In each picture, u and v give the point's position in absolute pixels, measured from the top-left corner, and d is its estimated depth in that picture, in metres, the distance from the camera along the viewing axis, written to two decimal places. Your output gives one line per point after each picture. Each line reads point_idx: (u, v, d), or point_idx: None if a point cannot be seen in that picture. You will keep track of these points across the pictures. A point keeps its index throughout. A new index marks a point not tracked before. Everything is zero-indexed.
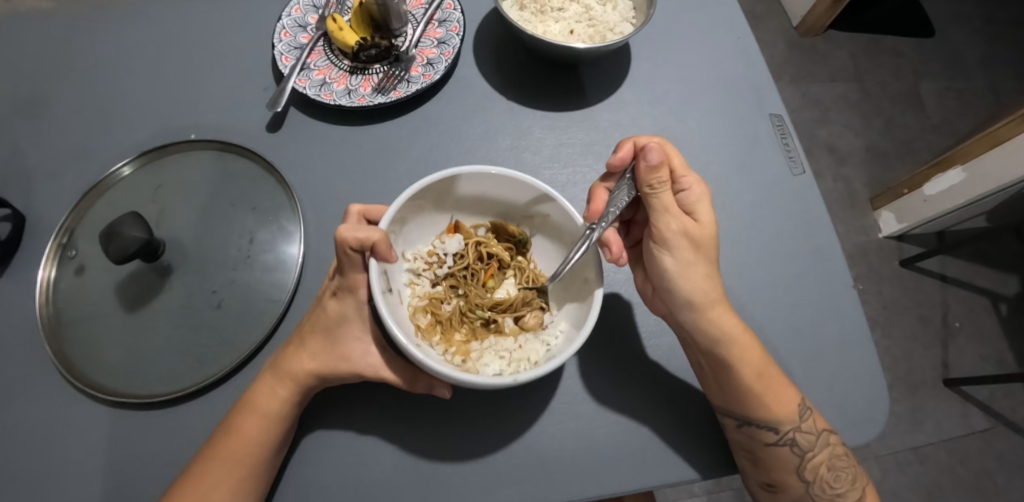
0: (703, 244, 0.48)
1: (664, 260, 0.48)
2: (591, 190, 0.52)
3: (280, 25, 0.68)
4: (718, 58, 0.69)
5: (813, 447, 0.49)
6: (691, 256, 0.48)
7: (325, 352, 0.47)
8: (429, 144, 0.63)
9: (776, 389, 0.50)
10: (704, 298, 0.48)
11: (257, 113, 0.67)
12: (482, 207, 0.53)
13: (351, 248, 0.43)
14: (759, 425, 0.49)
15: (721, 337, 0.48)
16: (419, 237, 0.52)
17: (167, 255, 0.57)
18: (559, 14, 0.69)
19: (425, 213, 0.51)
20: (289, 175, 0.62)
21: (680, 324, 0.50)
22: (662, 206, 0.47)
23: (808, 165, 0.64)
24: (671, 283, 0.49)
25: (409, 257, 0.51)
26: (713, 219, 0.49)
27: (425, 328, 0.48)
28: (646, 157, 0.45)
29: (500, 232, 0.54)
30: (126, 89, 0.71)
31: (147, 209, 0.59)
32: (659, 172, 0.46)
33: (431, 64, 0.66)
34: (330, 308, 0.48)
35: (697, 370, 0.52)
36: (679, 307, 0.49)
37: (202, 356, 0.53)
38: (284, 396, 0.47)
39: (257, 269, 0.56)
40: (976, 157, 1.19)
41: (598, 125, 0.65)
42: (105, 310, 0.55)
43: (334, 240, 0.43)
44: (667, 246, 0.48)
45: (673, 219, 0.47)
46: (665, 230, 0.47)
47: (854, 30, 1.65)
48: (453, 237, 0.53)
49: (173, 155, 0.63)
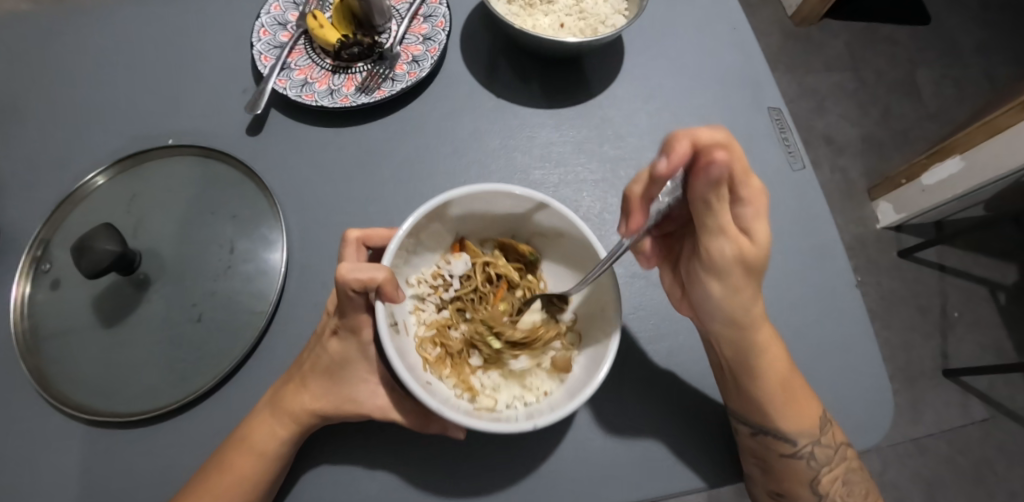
0: (754, 266, 0.43)
1: (711, 285, 0.45)
2: (624, 198, 0.41)
3: (259, 23, 0.65)
4: (713, 51, 0.67)
5: (830, 460, 0.48)
6: (740, 280, 0.43)
7: (329, 394, 0.46)
8: (416, 145, 0.61)
9: (799, 403, 0.48)
10: (748, 317, 0.45)
11: (237, 116, 0.64)
12: (489, 223, 0.50)
13: (353, 289, 0.40)
14: (776, 436, 0.47)
15: (754, 350, 0.46)
16: (423, 258, 0.50)
17: (144, 267, 0.55)
18: (548, 7, 0.67)
19: (429, 237, 0.48)
20: (271, 180, 0.60)
21: (714, 337, 0.48)
22: (717, 231, 0.41)
23: (808, 159, 0.62)
24: (714, 305, 0.46)
25: (413, 283, 0.48)
26: (769, 237, 0.41)
27: (434, 361, 0.46)
28: (710, 176, 0.36)
29: (506, 249, 0.52)
30: (101, 93, 0.68)
31: (123, 219, 0.57)
32: (719, 193, 0.37)
33: (416, 61, 0.63)
34: (331, 348, 0.45)
35: (716, 372, 0.51)
36: (716, 322, 0.47)
37: (182, 371, 0.51)
38: (283, 436, 0.45)
39: (240, 280, 0.54)
40: (974, 146, 1.17)
41: (591, 122, 0.63)
42: (78, 323, 0.53)
43: (334, 279, 0.40)
44: (715, 271, 0.43)
45: (728, 244, 0.41)
46: (716, 257, 0.42)
47: (849, 18, 1.63)
48: (460, 258, 0.50)
49: (151, 162, 0.60)
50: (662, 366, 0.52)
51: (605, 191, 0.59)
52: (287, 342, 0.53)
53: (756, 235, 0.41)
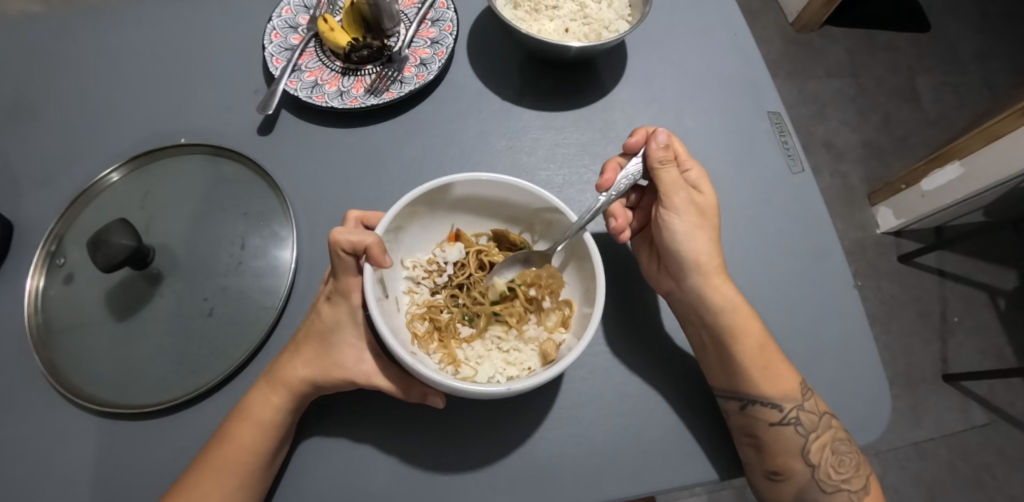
0: (706, 213, 0.51)
1: (673, 226, 0.50)
2: (605, 163, 0.54)
3: (271, 26, 0.67)
4: (715, 57, 0.68)
5: (816, 427, 0.48)
6: (697, 222, 0.51)
7: (319, 360, 0.47)
8: (423, 146, 0.62)
9: (776, 370, 0.49)
10: (708, 261, 0.50)
11: (248, 116, 0.66)
12: (481, 211, 0.52)
13: (344, 250, 0.43)
14: (762, 402, 0.48)
15: (718, 306, 0.50)
16: (418, 244, 0.52)
17: (157, 262, 0.56)
18: (553, 12, 0.68)
19: (425, 215, 0.50)
20: (281, 179, 0.61)
21: (686, 292, 0.51)
22: (672, 179, 0.50)
23: (808, 162, 0.63)
24: (680, 249, 0.50)
25: (408, 265, 0.51)
26: (714, 193, 0.52)
27: (422, 336, 0.48)
28: (657, 137, 0.50)
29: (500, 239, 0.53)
30: (117, 93, 0.70)
31: (136, 216, 0.58)
32: (669, 148, 0.50)
33: (424, 64, 0.65)
34: (324, 313, 0.47)
35: (697, 348, 0.52)
36: (686, 272, 0.50)
37: (192, 364, 0.52)
38: (277, 404, 0.46)
39: (249, 276, 0.55)
40: (972, 153, 1.18)
41: (594, 124, 0.64)
42: (92, 318, 0.54)
43: (328, 242, 0.43)
44: (676, 210, 0.50)
45: (682, 189, 0.50)
46: (674, 197, 0.50)
47: (849, 25, 1.65)
48: (454, 246, 0.51)
49: (163, 160, 0.61)
50: (665, 362, 0.53)
51: None
52: None
53: (703, 189, 0.52)
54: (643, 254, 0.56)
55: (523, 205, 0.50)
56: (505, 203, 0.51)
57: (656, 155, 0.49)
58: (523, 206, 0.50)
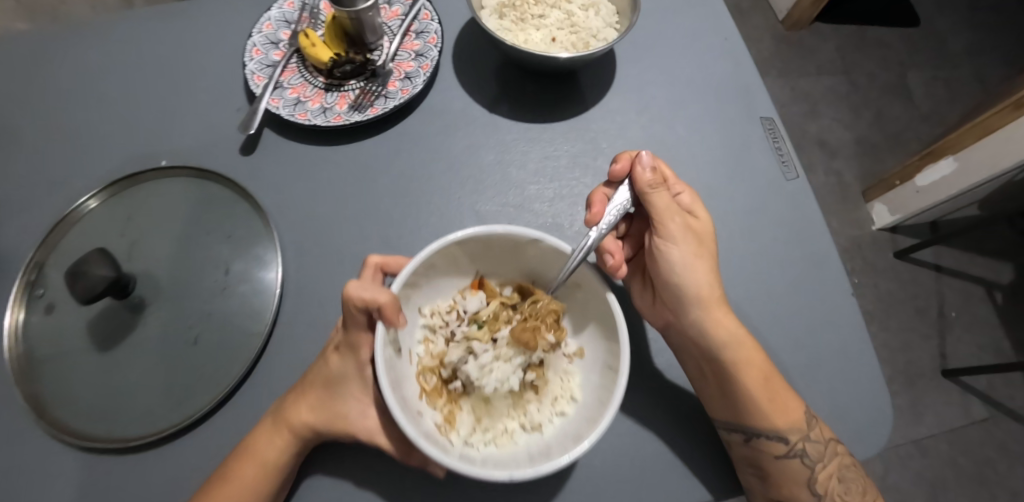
0: (703, 239, 0.50)
1: (670, 255, 0.49)
2: (591, 195, 0.52)
3: (251, 42, 0.66)
4: (706, 62, 0.67)
5: (823, 457, 0.47)
6: (696, 250, 0.49)
7: (325, 407, 0.45)
8: (410, 161, 0.61)
9: (782, 403, 0.47)
10: (709, 294, 0.48)
11: (230, 136, 0.64)
12: (510, 263, 0.47)
13: (358, 306, 0.40)
14: (768, 437, 0.46)
15: (723, 341, 0.48)
16: (440, 290, 0.47)
17: (140, 290, 0.54)
18: (539, 21, 0.67)
19: (448, 265, 0.45)
20: (265, 199, 0.60)
21: (687, 324, 0.49)
22: (663, 207, 0.48)
23: (803, 168, 0.62)
24: (677, 278, 0.49)
25: (426, 313, 0.46)
26: (710, 217, 0.51)
27: (431, 391, 0.42)
28: (642, 160, 0.47)
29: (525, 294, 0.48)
30: (95, 115, 0.68)
31: (117, 242, 0.56)
32: (657, 173, 0.48)
33: (408, 78, 0.63)
34: (331, 363, 0.46)
35: (694, 379, 0.50)
36: (686, 305, 0.48)
37: (179, 394, 0.51)
38: (282, 446, 0.44)
39: (234, 301, 0.53)
40: (964, 149, 1.17)
41: (586, 134, 0.62)
42: (75, 348, 0.52)
43: (343, 295, 0.41)
44: (672, 239, 0.48)
45: (678, 218, 0.49)
46: (669, 224, 0.48)
47: (839, 21, 1.64)
48: (476, 295, 0.47)
49: (144, 183, 0.60)
50: (660, 381, 0.52)
51: None
52: (281, 364, 0.52)
53: (697, 212, 0.50)
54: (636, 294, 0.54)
55: (549, 259, 0.44)
56: (533, 259, 0.45)
57: (644, 181, 0.48)
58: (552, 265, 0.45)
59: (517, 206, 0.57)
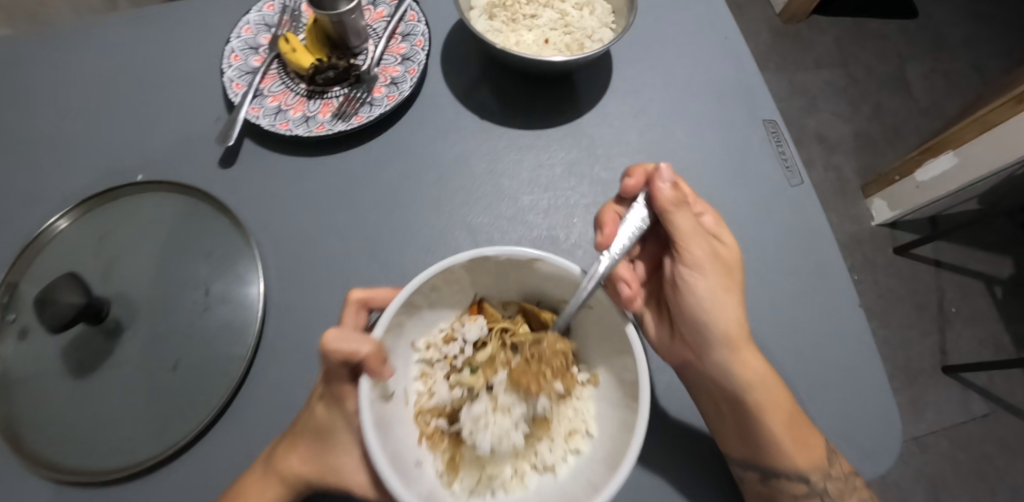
0: (729, 267, 0.46)
1: (694, 285, 0.45)
2: (602, 215, 0.48)
3: (229, 48, 0.63)
4: (704, 62, 0.64)
5: (843, 494, 0.44)
6: (722, 281, 0.45)
7: (316, 458, 0.42)
8: (398, 172, 0.58)
9: (804, 441, 0.44)
10: (737, 331, 0.44)
11: (209, 147, 0.61)
12: (509, 283, 0.43)
13: (340, 361, 0.35)
14: (787, 478, 0.44)
15: (749, 380, 0.44)
16: (435, 318, 0.43)
17: (116, 314, 0.52)
18: (531, 22, 0.64)
19: (442, 293, 0.41)
20: (247, 214, 0.57)
21: (706, 362, 0.45)
22: (684, 231, 0.45)
23: (807, 173, 0.59)
24: (701, 312, 0.45)
25: (421, 346, 0.42)
26: (735, 242, 0.48)
27: (430, 436, 0.39)
28: (663, 176, 0.44)
29: (527, 313, 0.45)
30: (68, 126, 0.65)
31: (91, 263, 0.54)
32: (679, 192, 0.45)
33: (395, 83, 0.61)
34: (318, 413, 0.42)
35: (713, 418, 0.47)
36: (710, 342, 0.44)
37: (158, 423, 0.48)
38: (272, 497, 0.42)
39: (215, 324, 0.51)
40: (967, 142, 1.15)
41: (581, 141, 0.60)
42: (50, 376, 0.50)
43: (321, 347, 0.36)
44: (696, 266, 0.45)
45: (700, 243, 0.46)
46: (693, 250, 0.45)
47: (837, 13, 1.62)
48: (475, 321, 0.43)
49: (120, 199, 0.57)
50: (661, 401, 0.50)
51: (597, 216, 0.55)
52: (267, 387, 0.50)
53: (722, 238, 0.47)
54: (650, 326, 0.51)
55: (551, 280, 0.41)
56: (533, 280, 0.42)
57: (664, 201, 0.45)
58: (555, 286, 0.42)
59: (510, 219, 0.55)
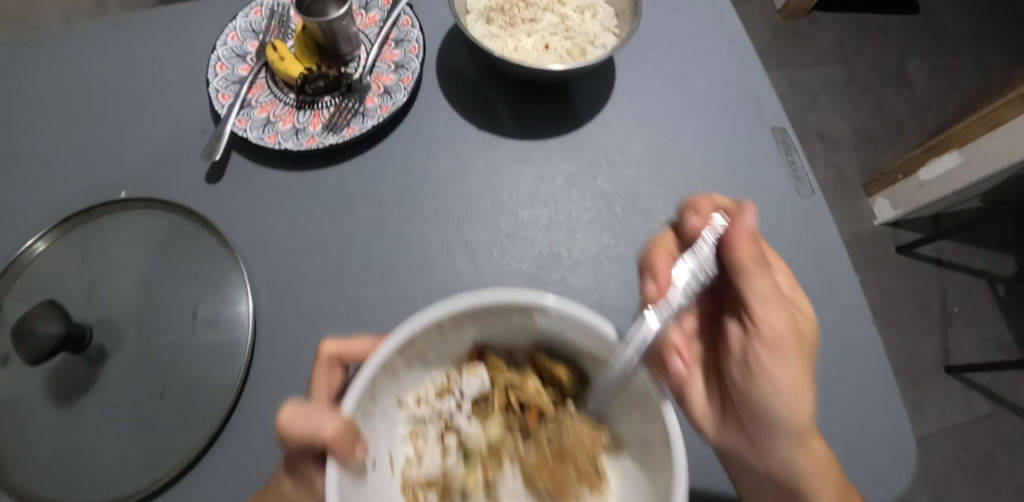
0: (807, 343, 0.38)
1: (769, 361, 0.37)
2: (651, 249, 0.42)
3: (215, 56, 0.60)
4: (710, 67, 0.62)
5: None
6: (801, 360, 0.38)
7: None
8: (393, 186, 0.56)
9: None
10: (811, 420, 0.37)
11: (196, 162, 0.59)
12: (516, 329, 0.35)
13: (300, 441, 0.30)
14: None
15: (812, 475, 0.37)
16: (427, 369, 0.36)
17: (98, 340, 0.50)
18: (530, 26, 0.62)
19: (435, 344, 0.34)
20: (235, 231, 0.55)
21: (768, 450, 0.38)
22: (762, 294, 0.38)
23: (818, 184, 0.57)
24: (774, 392, 0.36)
25: (410, 403, 0.35)
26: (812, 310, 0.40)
27: None
28: (744, 225, 0.39)
29: (537, 365, 0.37)
30: (47, 139, 0.62)
31: (72, 286, 0.51)
32: (755, 245, 0.39)
33: (388, 93, 0.58)
34: (285, 488, 0.35)
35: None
36: (776, 428, 0.37)
37: (145, 456, 0.46)
38: None
39: (203, 349, 0.49)
40: (972, 141, 1.13)
41: (582, 151, 0.57)
42: (30, 407, 0.48)
43: (279, 421, 0.31)
44: (774, 339, 0.37)
45: (781, 313, 0.38)
46: (771, 319, 0.38)
47: (837, 9, 1.59)
48: (475, 374, 0.36)
49: (102, 218, 0.55)
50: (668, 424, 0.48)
51: (600, 230, 0.53)
52: (257, 415, 0.48)
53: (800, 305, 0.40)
54: (688, 391, 0.42)
55: (561, 329, 0.33)
56: (541, 327, 0.34)
57: (742, 250, 0.39)
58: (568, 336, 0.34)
59: (510, 234, 0.53)
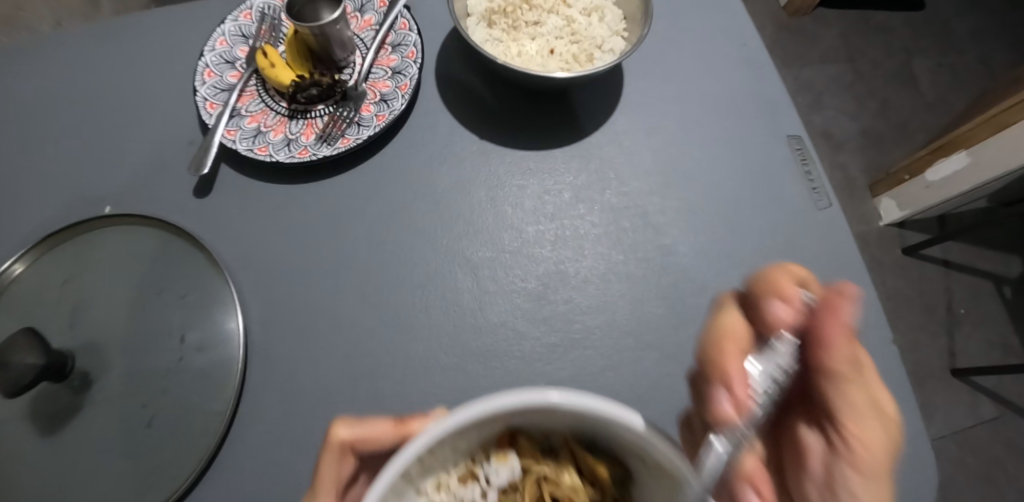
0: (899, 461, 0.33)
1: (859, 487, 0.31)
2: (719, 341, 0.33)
3: (203, 63, 0.58)
4: (720, 72, 0.60)
5: None
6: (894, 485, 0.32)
7: None
8: (390, 201, 0.53)
9: None
10: None
11: (184, 175, 0.56)
12: (565, 420, 0.25)
13: None
14: None
15: None
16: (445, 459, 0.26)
17: (81, 366, 0.47)
18: (534, 30, 0.59)
19: (456, 443, 0.24)
20: (226, 249, 0.52)
21: None
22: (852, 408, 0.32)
23: (835, 196, 0.53)
24: None
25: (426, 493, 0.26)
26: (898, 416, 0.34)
27: None
28: (835, 317, 0.32)
29: (582, 459, 0.27)
30: (29, 152, 0.60)
31: (55, 309, 0.49)
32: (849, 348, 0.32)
33: (384, 101, 0.56)
34: None
35: None
36: None
37: (131, 491, 0.43)
38: None
39: (193, 376, 0.46)
40: (979, 142, 1.11)
41: (589, 163, 0.55)
42: (10, 437, 0.45)
43: None
44: (866, 464, 0.31)
45: (877, 429, 0.32)
46: (864, 440, 0.32)
47: (841, 6, 1.57)
48: (507, 463, 0.27)
49: (85, 235, 0.52)
50: None
51: (609, 246, 0.51)
52: (248, 446, 0.45)
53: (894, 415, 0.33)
54: None
55: (600, 424, 0.24)
56: (574, 418, 0.24)
57: (836, 353, 0.32)
58: (610, 427, 0.23)
59: (514, 252, 0.51)
